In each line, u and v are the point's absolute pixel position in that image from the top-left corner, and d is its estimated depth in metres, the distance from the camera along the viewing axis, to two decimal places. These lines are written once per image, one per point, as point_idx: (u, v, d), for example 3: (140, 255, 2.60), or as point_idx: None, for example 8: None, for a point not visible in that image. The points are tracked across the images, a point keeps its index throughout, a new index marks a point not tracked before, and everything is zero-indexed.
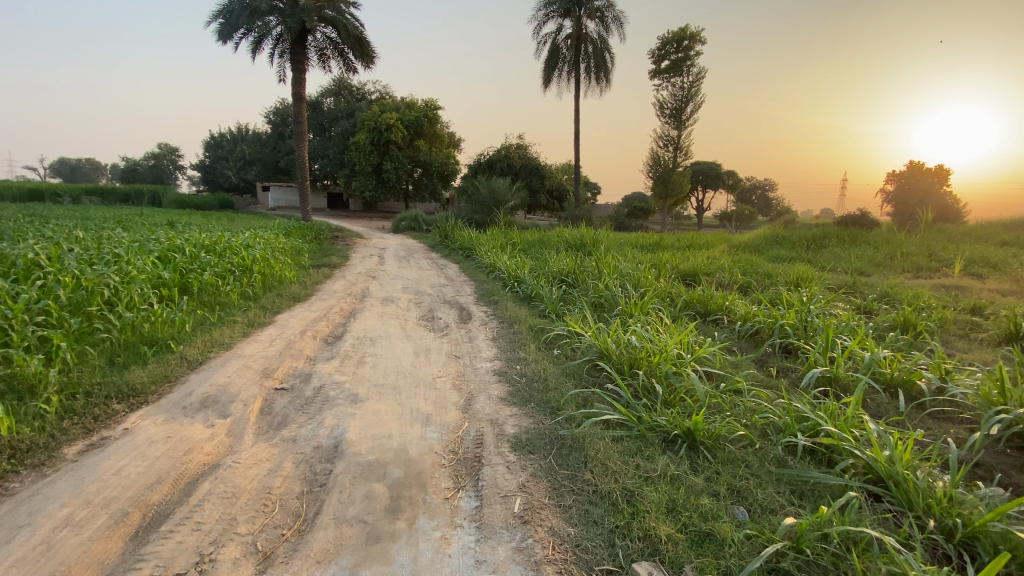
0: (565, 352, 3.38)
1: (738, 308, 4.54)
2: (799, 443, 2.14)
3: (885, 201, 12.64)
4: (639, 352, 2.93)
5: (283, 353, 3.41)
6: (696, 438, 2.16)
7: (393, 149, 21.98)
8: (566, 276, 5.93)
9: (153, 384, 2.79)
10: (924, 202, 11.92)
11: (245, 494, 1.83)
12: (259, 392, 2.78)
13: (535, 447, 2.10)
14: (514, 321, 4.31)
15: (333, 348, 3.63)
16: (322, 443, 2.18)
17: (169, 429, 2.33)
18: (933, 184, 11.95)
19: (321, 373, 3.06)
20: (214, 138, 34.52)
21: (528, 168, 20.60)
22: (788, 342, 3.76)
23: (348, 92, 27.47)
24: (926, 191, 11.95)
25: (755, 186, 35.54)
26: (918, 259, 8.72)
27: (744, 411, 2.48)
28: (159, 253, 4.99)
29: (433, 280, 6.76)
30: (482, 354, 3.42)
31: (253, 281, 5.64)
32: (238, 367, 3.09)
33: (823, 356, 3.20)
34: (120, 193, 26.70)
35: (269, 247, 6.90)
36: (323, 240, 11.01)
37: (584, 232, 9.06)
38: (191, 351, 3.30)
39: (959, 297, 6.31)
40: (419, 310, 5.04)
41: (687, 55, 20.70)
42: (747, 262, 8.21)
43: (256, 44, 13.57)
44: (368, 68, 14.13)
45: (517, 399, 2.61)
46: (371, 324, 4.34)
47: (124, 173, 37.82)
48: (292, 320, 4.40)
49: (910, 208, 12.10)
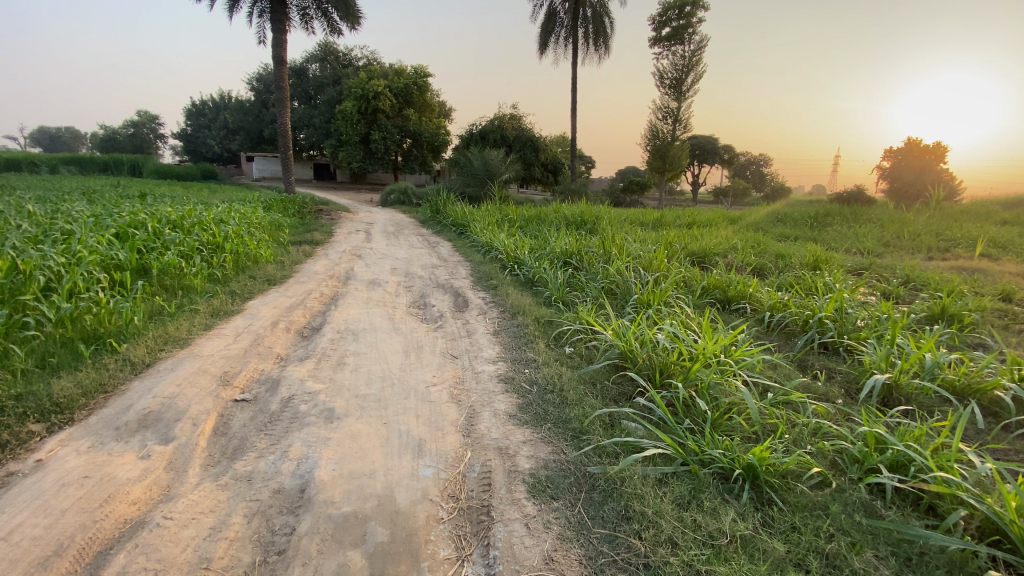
0: (580, 352, 2.90)
1: (764, 297, 4.07)
2: (890, 486, 1.73)
3: (883, 178, 12.20)
4: (670, 356, 2.46)
5: (249, 352, 2.89)
6: (757, 473, 1.74)
7: (381, 118, 21.01)
8: (569, 258, 5.41)
9: (84, 397, 2.27)
10: (923, 178, 11.41)
11: (171, 572, 1.34)
12: (214, 405, 2.28)
13: (558, 492, 1.65)
14: (516, 310, 3.82)
15: (309, 344, 3.13)
16: (284, 487, 1.69)
17: (89, 464, 1.83)
18: (927, 163, 11.47)
19: (291, 380, 2.55)
20: (195, 105, 32.97)
21: (521, 140, 19.82)
22: (828, 339, 3.32)
23: (333, 58, 26.09)
24: (917, 168, 11.53)
25: (751, 162, 35.02)
26: (929, 238, 8.32)
27: (805, 434, 2.08)
28: (116, 230, 4.40)
29: (425, 260, 6.20)
30: (483, 354, 2.93)
31: (224, 261, 5.05)
32: (191, 372, 2.57)
33: (880, 357, 2.78)
34: (98, 162, 25.43)
35: (244, 222, 6.29)
36: (306, 214, 10.37)
37: (583, 208, 8.52)
38: (136, 352, 2.75)
39: (984, 281, 5.90)
40: (409, 295, 4.52)
41: (689, 22, 19.74)
42: (757, 241, 7.76)
43: (232, 2, 12.53)
44: (354, 29, 13.12)
45: (529, 418, 2.13)
46: (355, 313, 3.82)
47: (102, 141, 36.04)
48: (264, 308, 3.86)
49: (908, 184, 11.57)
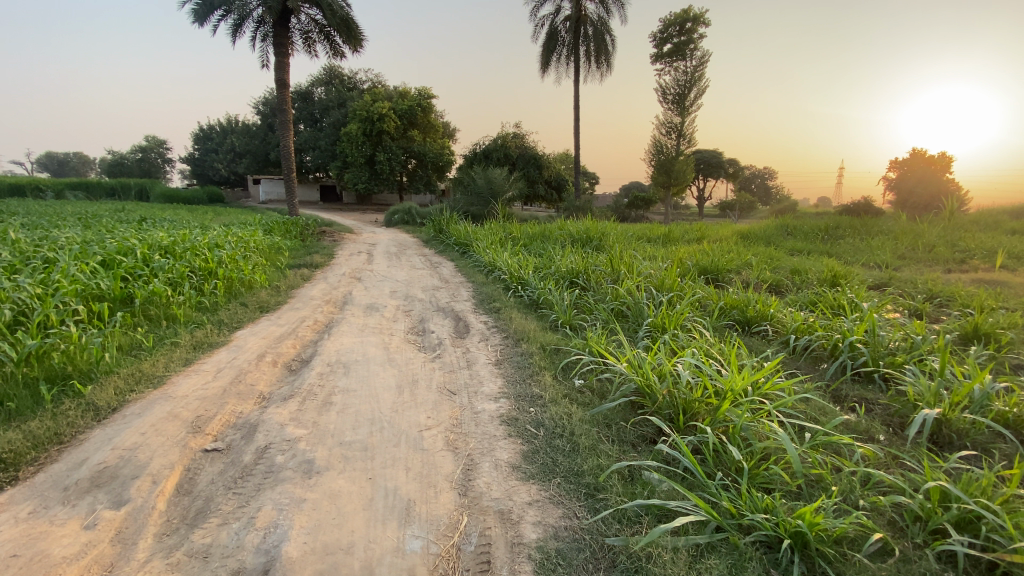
0: (591, 386, 2.63)
1: (787, 318, 3.80)
2: (962, 553, 1.45)
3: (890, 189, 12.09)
4: (693, 393, 2.20)
5: (228, 392, 2.66)
6: (806, 541, 1.46)
7: (385, 139, 21.08)
8: (576, 277, 5.15)
9: (34, 450, 2.03)
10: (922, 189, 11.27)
11: None
12: (179, 458, 2.03)
13: (571, 572, 1.38)
14: (521, 336, 3.56)
15: (295, 380, 2.89)
16: (244, 566, 1.43)
17: (23, 536, 1.58)
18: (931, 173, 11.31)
19: (270, 424, 2.30)
20: (202, 130, 33.27)
21: (525, 157, 19.80)
22: (863, 366, 3.03)
23: (338, 81, 26.33)
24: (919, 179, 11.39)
25: (755, 175, 34.93)
26: (949, 250, 7.99)
27: (855, 485, 1.79)
28: (102, 257, 4.22)
29: (426, 282, 5.98)
30: (483, 389, 2.66)
31: (215, 287, 4.85)
32: (159, 420, 2.33)
33: (926, 388, 2.47)
34: (107, 186, 25.60)
35: (240, 246, 6.12)
36: (308, 236, 10.22)
37: (588, 224, 8.29)
38: (102, 396, 2.52)
39: (1014, 293, 5.57)
40: (407, 321, 4.27)
41: (690, 38, 19.77)
42: (770, 256, 7.47)
43: (235, 27, 12.60)
44: (356, 51, 13.13)
45: (535, 470, 1.86)
46: (348, 343, 3.57)
47: (111, 166, 36.53)
48: (251, 339, 3.63)
49: (910, 194, 11.44)
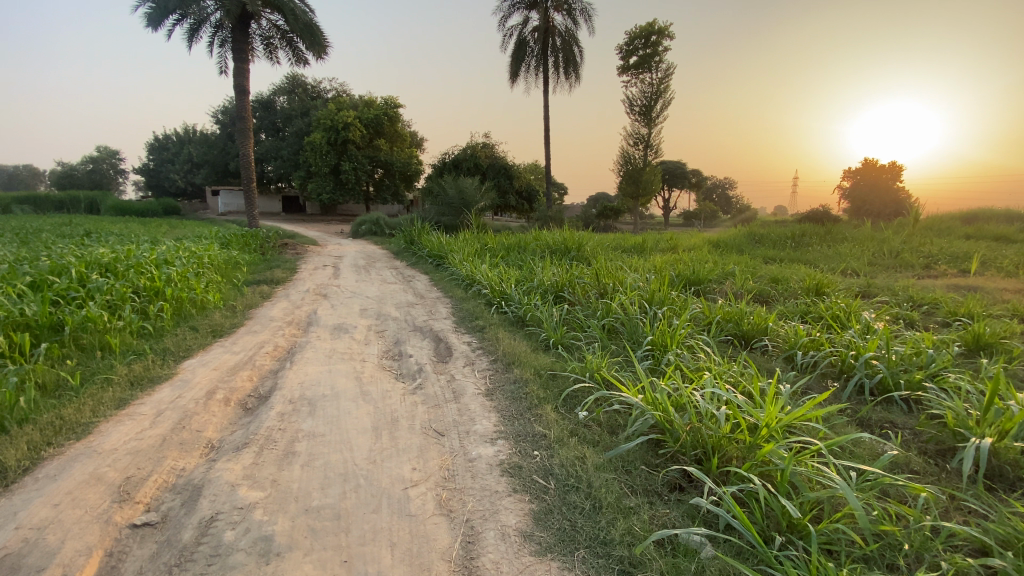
0: (599, 420, 2.31)
1: (788, 332, 3.59)
2: None
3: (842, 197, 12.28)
4: (723, 428, 1.90)
5: (166, 443, 2.20)
6: None
7: (351, 149, 20.47)
8: (561, 291, 4.85)
9: None
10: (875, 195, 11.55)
11: None
12: (101, 539, 1.60)
13: None
14: (510, 360, 3.21)
15: (253, 421, 2.45)
16: None
17: None
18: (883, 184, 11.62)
19: (219, 485, 1.87)
20: (157, 140, 31.77)
21: (495, 167, 19.59)
22: (881, 384, 2.80)
23: (301, 91, 25.55)
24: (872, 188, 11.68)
25: (716, 185, 35.99)
26: (919, 255, 8.09)
27: (932, 542, 1.50)
28: (28, 278, 3.66)
29: (399, 299, 5.55)
30: (476, 428, 2.29)
31: (161, 309, 4.29)
32: (79, 484, 1.88)
33: (966, 413, 2.21)
34: (53, 199, 23.86)
35: (192, 261, 5.55)
36: (270, 249, 9.59)
37: (565, 234, 8.04)
38: (9, 454, 2.03)
39: (991, 297, 5.57)
40: (381, 344, 3.85)
41: (656, 50, 20.07)
42: (748, 264, 7.40)
43: (191, 32, 11.92)
44: (320, 59, 12.61)
45: (554, 540, 1.52)
46: (314, 373, 3.13)
47: (58, 177, 34.35)
48: (200, 371, 3.14)
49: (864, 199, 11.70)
